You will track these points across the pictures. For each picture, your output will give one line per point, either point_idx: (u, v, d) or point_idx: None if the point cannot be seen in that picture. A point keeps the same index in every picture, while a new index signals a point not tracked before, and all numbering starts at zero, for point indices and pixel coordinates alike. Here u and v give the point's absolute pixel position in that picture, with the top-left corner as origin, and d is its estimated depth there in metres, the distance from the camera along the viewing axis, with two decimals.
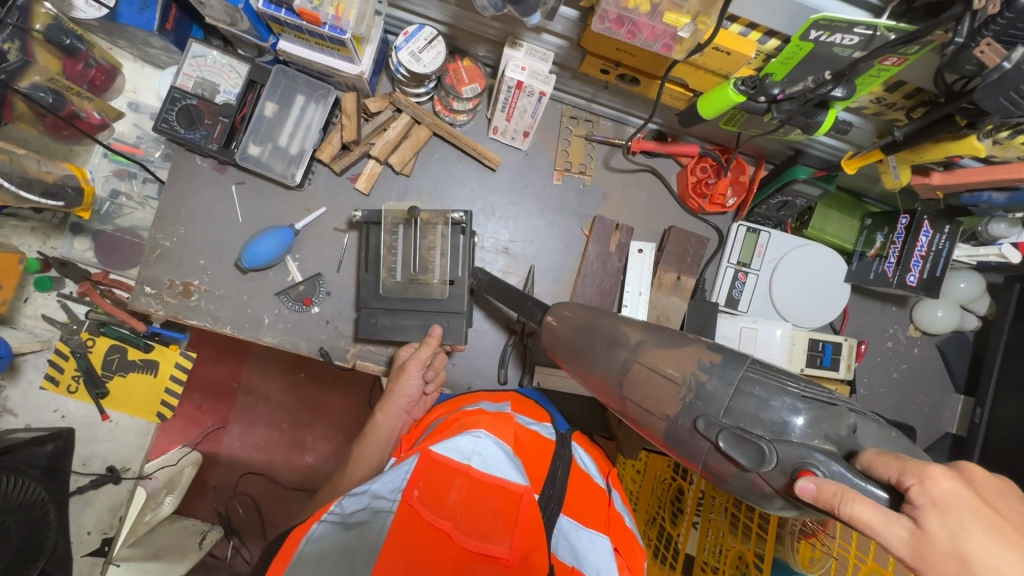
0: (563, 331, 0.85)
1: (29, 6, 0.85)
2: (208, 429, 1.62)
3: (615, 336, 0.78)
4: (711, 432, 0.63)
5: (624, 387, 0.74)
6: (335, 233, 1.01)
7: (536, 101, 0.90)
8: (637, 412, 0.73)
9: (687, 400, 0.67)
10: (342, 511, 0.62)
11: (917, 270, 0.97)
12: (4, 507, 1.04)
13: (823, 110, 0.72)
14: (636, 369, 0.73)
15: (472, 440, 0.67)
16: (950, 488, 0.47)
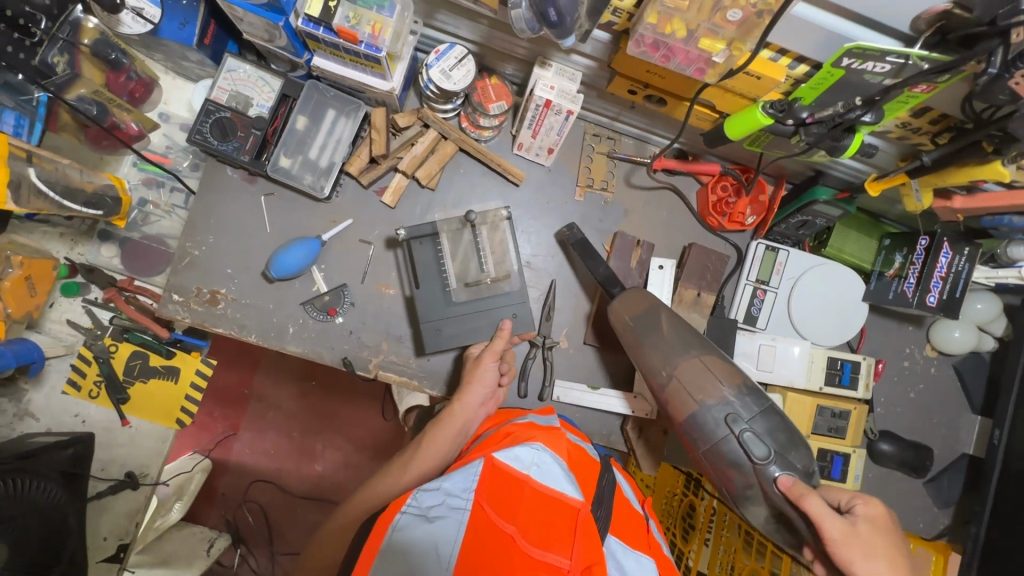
0: (623, 323, 0.95)
1: (78, 21, 0.87)
2: (220, 436, 1.63)
3: (665, 329, 0.93)
4: (735, 424, 0.85)
5: (676, 373, 0.90)
6: (360, 245, 1.02)
7: (563, 119, 0.92)
8: (672, 394, 0.90)
9: (727, 398, 0.87)
10: (419, 504, 0.64)
11: (937, 291, 0.97)
12: (17, 510, 0.99)
13: (849, 135, 0.73)
14: (693, 361, 0.90)
15: (533, 451, 0.71)
16: (880, 511, 0.66)
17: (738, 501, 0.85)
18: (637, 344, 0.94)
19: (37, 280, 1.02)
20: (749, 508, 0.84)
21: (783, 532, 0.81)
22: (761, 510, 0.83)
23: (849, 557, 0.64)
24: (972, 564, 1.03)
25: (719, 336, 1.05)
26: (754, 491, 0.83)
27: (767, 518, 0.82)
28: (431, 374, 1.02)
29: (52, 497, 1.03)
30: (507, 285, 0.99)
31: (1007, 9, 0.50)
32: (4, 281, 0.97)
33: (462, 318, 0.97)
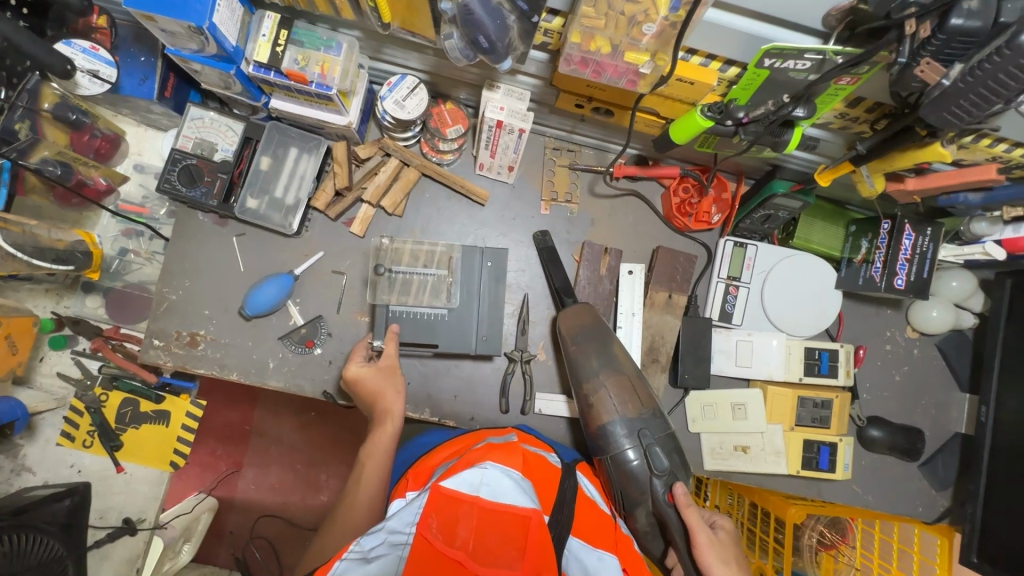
0: (571, 344, 0.99)
1: (38, 88, 0.90)
2: (223, 474, 1.66)
3: (604, 345, 0.99)
4: (643, 439, 0.95)
5: (606, 384, 0.97)
6: (333, 275, 1.04)
7: (517, 138, 0.94)
8: (595, 405, 0.97)
9: (645, 416, 0.97)
10: (361, 549, 0.61)
11: (904, 274, 0.97)
12: (23, 566, 1.00)
13: (789, 130, 0.75)
14: (614, 377, 0.98)
15: (480, 472, 0.72)
16: (727, 525, 0.91)
17: (627, 506, 0.95)
18: (575, 358, 0.99)
19: (20, 336, 1.03)
20: (636, 512, 0.95)
21: (655, 536, 0.96)
22: (644, 513, 0.94)
23: (708, 560, 0.84)
24: (973, 545, 1.02)
25: (694, 337, 1.06)
26: (644, 499, 0.93)
27: (650, 525, 0.95)
28: (412, 397, 1.04)
29: (52, 552, 1.05)
30: (475, 286, 1.01)
31: (897, 5, 0.52)
32: None
33: (477, 310, 1.00)
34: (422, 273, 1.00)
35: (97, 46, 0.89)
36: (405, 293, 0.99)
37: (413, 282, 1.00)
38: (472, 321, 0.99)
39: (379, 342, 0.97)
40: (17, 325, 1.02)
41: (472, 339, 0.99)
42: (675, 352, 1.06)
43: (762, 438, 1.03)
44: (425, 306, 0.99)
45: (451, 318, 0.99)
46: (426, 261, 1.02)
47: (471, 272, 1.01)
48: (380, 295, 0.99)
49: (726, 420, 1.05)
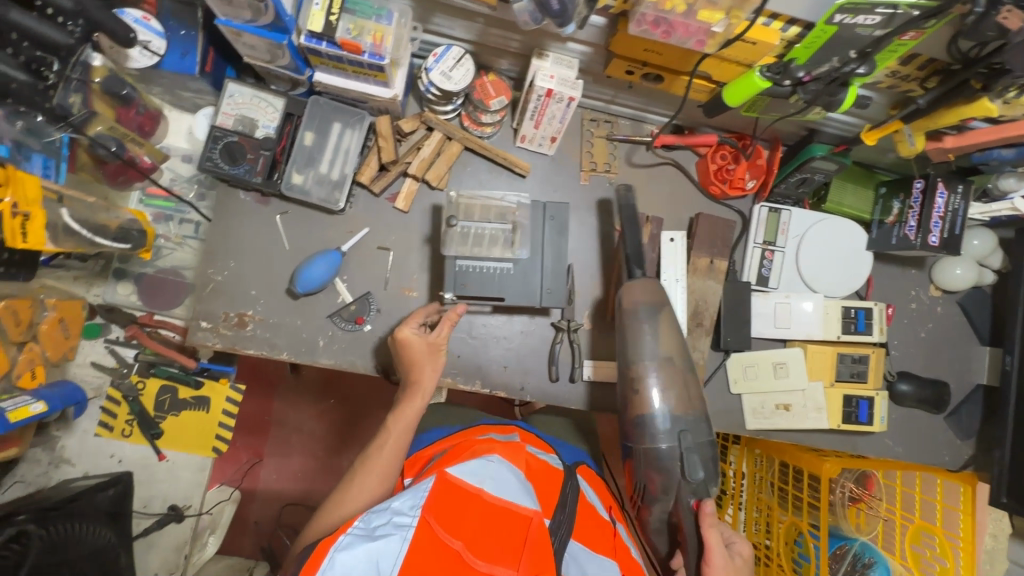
0: (636, 326, 0.91)
1: (88, 61, 0.86)
2: (245, 466, 1.72)
3: (657, 328, 0.91)
4: (682, 442, 0.89)
5: (658, 372, 0.90)
6: (379, 252, 1.04)
7: (564, 107, 0.95)
8: (641, 397, 0.90)
9: (692, 417, 0.90)
10: (366, 526, 0.66)
11: (938, 231, 1.01)
12: (80, 552, 0.97)
13: (844, 89, 0.77)
14: (666, 363, 0.91)
15: (486, 465, 0.77)
16: (744, 550, 0.97)
17: (645, 499, 0.94)
18: (633, 335, 0.91)
19: (71, 320, 1.01)
20: (652, 507, 0.94)
21: (662, 532, 0.98)
22: (660, 510, 0.94)
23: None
24: (1001, 488, 1.08)
25: (734, 300, 1.09)
26: (665, 498, 0.92)
27: (662, 521, 0.96)
28: (463, 369, 1.05)
29: (104, 539, 1.03)
30: (539, 247, 0.96)
31: None
32: (41, 324, 0.95)
33: (543, 263, 0.96)
34: (493, 226, 0.94)
35: (148, 15, 0.88)
36: (477, 245, 0.94)
37: (481, 236, 0.94)
38: (537, 272, 0.96)
39: (450, 295, 0.93)
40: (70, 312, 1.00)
41: (537, 292, 0.95)
42: (718, 315, 1.09)
43: (802, 396, 1.08)
44: (492, 259, 0.94)
45: (518, 271, 0.95)
46: (493, 214, 0.96)
47: (533, 224, 0.97)
48: (455, 246, 0.93)
49: (768, 379, 1.09)
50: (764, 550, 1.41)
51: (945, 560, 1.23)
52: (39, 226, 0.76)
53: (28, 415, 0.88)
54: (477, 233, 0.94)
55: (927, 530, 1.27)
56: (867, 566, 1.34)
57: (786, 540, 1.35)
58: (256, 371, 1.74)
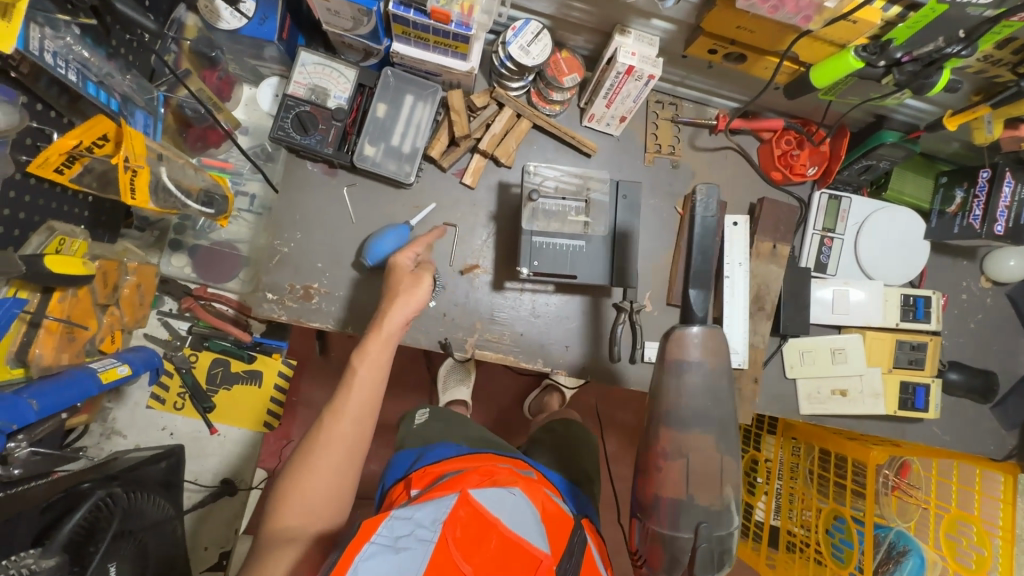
0: (683, 394, 0.71)
1: (182, 21, 0.95)
2: None
3: (706, 398, 0.71)
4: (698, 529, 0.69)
5: (687, 443, 0.70)
6: (444, 228, 1.03)
7: (642, 85, 0.94)
8: (669, 477, 0.70)
9: (717, 505, 0.69)
10: (389, 534, 0.66)
11: (1003, 220, 1.01)
12: (141, 525, 0.96)
13: (938, 71, 0.76)
14: (710, 440, 0.70)
15: (507, 497, 0.75)
16: None
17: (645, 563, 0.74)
18: (681, 391, 0.71)
19: (148, 287, 0.98)
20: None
21: None
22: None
23: None
24: None
25: (794, 286, 1.10)
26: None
27: None
28: (525, 348, 1.05)
29: (162, 511, 1.01)
30: (610, 228, 0.97)
31: None
32: (122, 288, 0.92)
33: (616, 241, 0.96)
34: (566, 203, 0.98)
35: None
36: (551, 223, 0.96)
37: (559, 215, 0.98)
38: (610, 250, 0.96)
39: (526, 268, 0.93)
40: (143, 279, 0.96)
41: (609, 270, 0.95)
42: (779, 299, 1.09)
43: (860, 381, 1.08)
44: (564, 237, 0.95)
45: (589, 249, 0.95)
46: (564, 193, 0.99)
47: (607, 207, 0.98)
48: (534, 224, 0.95)
49: (827, 365, 1.10)
50: (801, 537, 1.45)
51: (983, 548, 1.28)
52: (146, 182, 0.77)
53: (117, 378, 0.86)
54: (558, 211, 0.98)
55: (964, 519, 1.29)
56: (902, 553, 1.35)
57: (824, 528, 1.37)
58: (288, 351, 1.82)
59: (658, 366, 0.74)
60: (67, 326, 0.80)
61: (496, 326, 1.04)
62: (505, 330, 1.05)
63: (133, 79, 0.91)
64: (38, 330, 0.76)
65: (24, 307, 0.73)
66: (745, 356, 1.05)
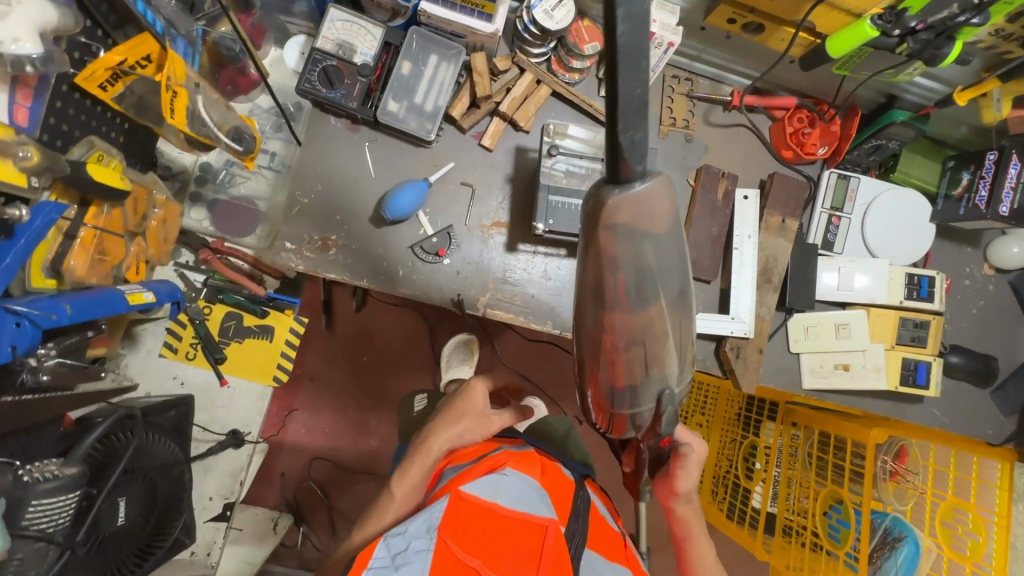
0: (626, 274, 0.46)
1: None
2: (276, 418, 1.90)
3: (654, 271, 0.47)
4: (655, 397, 0.55)
5: (642, 319, 0.49)
6: (461, 188, 1.05)
7: (661, 53, 0.96)
8: (624, 361, 0.52)
9: (673, 370, 0.54)
10: (388, 554, 0.74)
11: (1009, 201, 1.04)
12: (147, 465, 0.98)
13: (950, 43, 0.80)
14: (663, 309, 0.49)
15: (498, 481, 0.85)
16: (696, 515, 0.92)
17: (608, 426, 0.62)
18: (629, 267, 0.46)
19: (173, 223, 0.98)
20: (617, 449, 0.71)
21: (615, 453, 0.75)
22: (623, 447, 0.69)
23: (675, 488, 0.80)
24: None
25: (801, 261, 1.12)
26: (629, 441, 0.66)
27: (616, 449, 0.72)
28: (536, 309, 1.06)
29: (172, 454, 1.03)
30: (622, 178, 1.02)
31: None
32: (151, 221, 0.93)
33: None
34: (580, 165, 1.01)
35: None
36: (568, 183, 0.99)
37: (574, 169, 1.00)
38: None
39: (542, 224, 0.97)
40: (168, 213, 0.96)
41: None
42: (785, 273, 1.12)
43: (863, 356, 1.10)
44: (578, 198, 0.98)
45: None
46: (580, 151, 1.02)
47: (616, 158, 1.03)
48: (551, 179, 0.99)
49: (830, 340, 1.11)
50: (799, 523, 1.47)
51: (978, 534, 1.29)
52: (183, 105, 0.81)
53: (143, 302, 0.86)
54: (572, 171, 1.00)
55: (961, 505, 1.31)
56: (897, 539, 1.38)
57: (822, 511, 1.38)
58: None
59: (584, 242, 0.47)
60: (99, 241, 0.81)
61: (507, 287, 1.06)
62: (516, 292, 1.06)
63: (178, 5, 0.95)
64: (72, 242, 0.78)
65: (64, 213, 0.76)
66: (751, 325, 1.07)
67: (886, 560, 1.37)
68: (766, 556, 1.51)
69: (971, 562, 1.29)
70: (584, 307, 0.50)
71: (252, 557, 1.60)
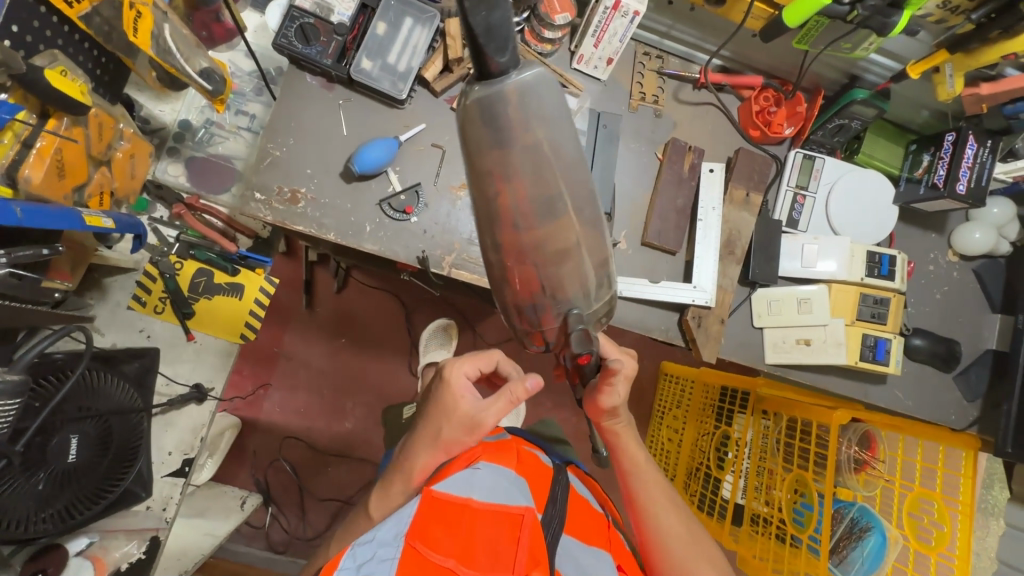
0: (523, 186, 0.45)
1: None
2: (249, 395, 1.89)
3: (557, 181, 0.46)
4: (570, 320, 0.56)
5: (544, 236, 0.48)
6: (431, 149, 1.08)
7: (628, 23, 1.00)
8: (535, 280, 0.52)
9: (585, 291, 0.55)
10: (354, 562, 0.74)
11: (966, 180, 1.06)
12: (104, 408, 0.98)
13: (897, 12, 0.83)
14: (571, 221, 0.49)
15: (472, 476, 0.87)
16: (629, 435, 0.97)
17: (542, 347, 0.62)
18: (526, 176, 0.45)
19: (140, 159, 1.01)
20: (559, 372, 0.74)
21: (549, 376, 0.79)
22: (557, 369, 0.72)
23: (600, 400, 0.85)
24: (1008, 438, 1.14)
25: (766, 236, 1.14)
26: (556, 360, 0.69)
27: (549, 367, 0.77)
28: None
29: (131, 401, 1.03)
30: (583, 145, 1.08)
31: None
32: (116, 152, 0.95)
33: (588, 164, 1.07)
34: None
35: None
36: None
37: None
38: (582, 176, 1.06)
39: None
40: (137, 147, 1.00)
41: None
42: (749, 247, 1.13)
43: (824, 331, 1.11)
44: None
45: None
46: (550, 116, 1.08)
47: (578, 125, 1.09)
48: None
49: (792, 314, 1.12)
50: (763, 514, 1.46)
51: (943, 524, 1.26)
52: (147, 27, 0.87)
53: (100, 226, 0.86)
54: None
55: (928, 496, 1.27)
56: (863, 529, 1.35)
57: (789, 495, 1.38)
58: (273, 303, 1.92)
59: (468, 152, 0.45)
60: (60, 152, 0.82)
61: (474, 249, 1.07)
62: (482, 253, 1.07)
63: None
64: (29, 153, 0.79)
65: (20, 117, 0.78)
66: (712, 295, 1.09)
67: (851, 550, 1.35)
68: (733, 545, 1.51)
69: (936, 552, 1.25)
70: (481, 224, 0.49)
71: (215, 529, 1.55)
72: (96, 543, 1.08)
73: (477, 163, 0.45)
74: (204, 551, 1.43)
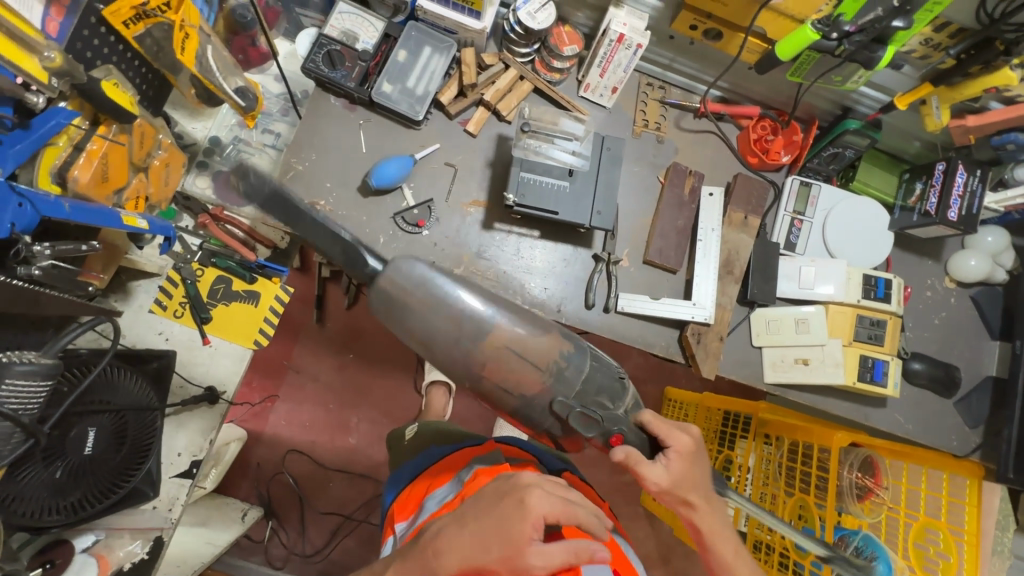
0: (467, 328, 0.71)
1: None
2: (256, 406, 1.92)
3: (480, 313, 0.71)
4: (562, 409, 0.76)
5: (493, 350, 0.72)
6: (445, 167, 1.14)
7: (631, 55, 1.08)
8: (504, 388, 0.75)
9: (549, 382, 0.76)
10: None
11: (957, 208, 1.11)
12: (120, 403, 1.01)
13: (882, 47, 0.89)
14: (506, 330, 0.72)
15: None
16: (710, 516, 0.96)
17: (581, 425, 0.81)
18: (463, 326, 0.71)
19: (176, 168, 1.07)
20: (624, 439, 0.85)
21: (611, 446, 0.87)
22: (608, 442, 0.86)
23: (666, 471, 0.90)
24: (1009, 464, 1.14)
25: (765, 257, 1.17)
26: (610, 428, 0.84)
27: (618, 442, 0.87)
28: (505, 285, 1.12)
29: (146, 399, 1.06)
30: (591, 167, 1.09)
31: None
32: (153, 160, 1.02)
33: (598, 181, 1.08)
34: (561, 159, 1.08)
35: None
36: (545, 170, 1.07)
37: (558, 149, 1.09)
38: (590, 194, 1.08)
39: (512, 196, 1.04)
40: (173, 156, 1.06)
41: (587, 211, 1.06)
42: (748, 267, 1.17)
43: (822, 351, 1.14)
44: (551, 177, 1.07)
45: (572, 191, 1.07)
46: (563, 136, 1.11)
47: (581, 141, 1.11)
48: (522, 153, 1.08)
49: (790, 333, 1.15)
50: (766, 540, 1.43)
51: (949, 555, 1.22)
52: (193, 46, 0.96)
53: (135, 226, 0.93)
54: (543, 158, 1.08)
55: (933, 525, 1.24)
56: (868, 560, 1.25)
57: (792, 516, 1.39)
58: (284, 316, 1.97)
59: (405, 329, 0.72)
60: (106, 156, 0.90)
61: (483, 262, 1.12)
62: (489, 267, 1.12)
63: None
64: (80, 155, 0.87)
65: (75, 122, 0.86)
66: (711, 312, 1.12)
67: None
68: None
69: None
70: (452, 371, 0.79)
71: (216, 538, 1.56)
72: (102, 540, 1.10)
73: (419, 319, 0.70)
74: (203, 559, 1.44)
